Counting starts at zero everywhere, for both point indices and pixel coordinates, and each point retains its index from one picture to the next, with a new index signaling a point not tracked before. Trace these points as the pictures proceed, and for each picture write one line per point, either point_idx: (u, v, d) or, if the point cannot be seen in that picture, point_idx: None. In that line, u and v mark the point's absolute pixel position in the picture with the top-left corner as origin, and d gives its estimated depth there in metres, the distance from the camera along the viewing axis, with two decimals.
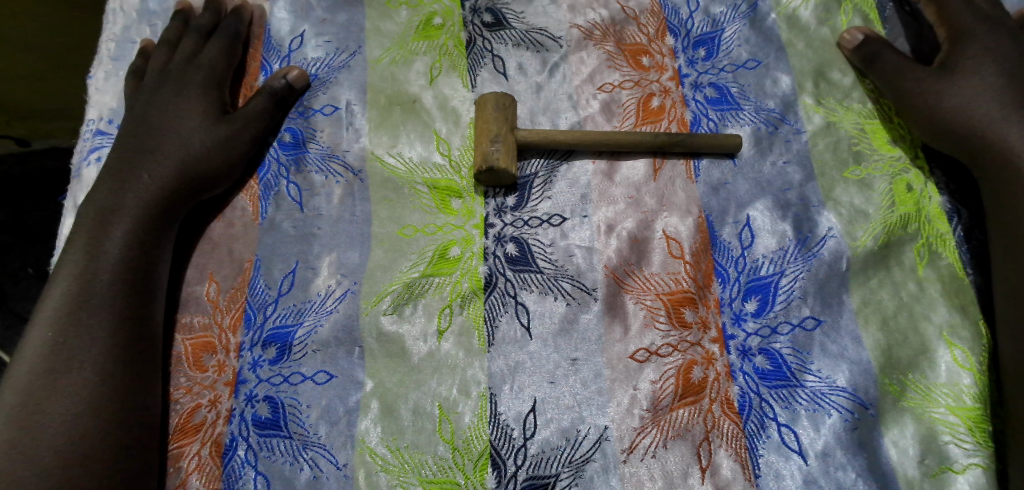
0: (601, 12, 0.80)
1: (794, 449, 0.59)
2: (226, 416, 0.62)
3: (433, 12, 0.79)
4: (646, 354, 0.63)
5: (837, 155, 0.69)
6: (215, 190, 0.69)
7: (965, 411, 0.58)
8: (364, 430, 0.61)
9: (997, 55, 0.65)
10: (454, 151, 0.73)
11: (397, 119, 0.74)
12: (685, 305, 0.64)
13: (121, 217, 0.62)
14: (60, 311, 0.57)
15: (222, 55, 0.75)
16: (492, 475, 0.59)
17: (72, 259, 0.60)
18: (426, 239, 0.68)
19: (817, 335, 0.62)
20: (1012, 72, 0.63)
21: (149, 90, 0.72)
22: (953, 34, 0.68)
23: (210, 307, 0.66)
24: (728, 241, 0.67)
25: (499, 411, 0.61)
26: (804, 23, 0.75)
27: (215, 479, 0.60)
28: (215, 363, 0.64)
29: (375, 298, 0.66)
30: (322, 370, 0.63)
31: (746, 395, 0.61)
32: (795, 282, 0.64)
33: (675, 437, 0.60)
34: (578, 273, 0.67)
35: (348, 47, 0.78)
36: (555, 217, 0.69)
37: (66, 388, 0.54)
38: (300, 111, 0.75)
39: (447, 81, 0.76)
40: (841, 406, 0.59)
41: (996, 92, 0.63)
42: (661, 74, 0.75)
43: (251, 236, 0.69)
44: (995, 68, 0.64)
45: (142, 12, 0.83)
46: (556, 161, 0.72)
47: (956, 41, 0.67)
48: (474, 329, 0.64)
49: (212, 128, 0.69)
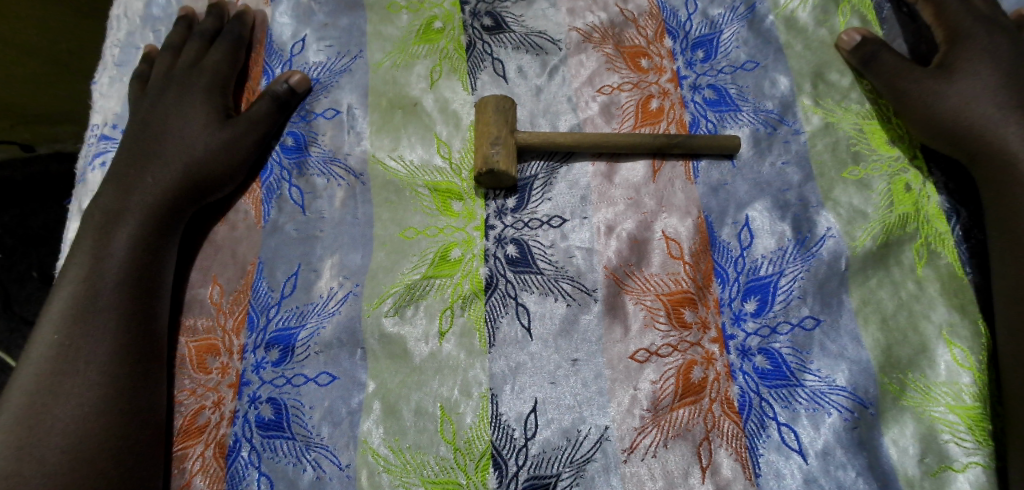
0: (600, 15, 0.80)
1: (794, 448, 0.59)
2: (230, 417, 0.62)
3: (433, 16, 0.80)
4: (646, 355, 0.63)
5: (836, 155, 0.69)
6: (219, 193, 0.70)
7: (966, 411, 0.58)
8: (367, 430, 0.61)
9: (994, 56, 0.65)
10: (455, 154, 0.74)
11: (398, 123, 0.75)
12: (685, 305, 0.65)
13: (126, 220, 0.63)
14: (67, 312, 0.58)
15: (225, 59, 0.76)
16: (494, 475, 0.59)
17: (78, 261, 0.61)
18: (427, 241, 0.69)
19: (817, 334, 0.62)
20: (1009, 74, 0.64)
21: (154, 95, 0.73)
22: (950, 35, 0.68)
23: (214, 309, 0.67)
24: (727, 242, 0.67)
25: (499, 412, 0.62)
26: (802, 24, 0.75)
27: (219, 480, 0.60)
28: (218, 365, 0.64)
29: (377, 300, 0.66)
30: (324, 371, 0.64)
31: (746, 394, 0.61)
32: (795, 282, 0.64)
33: (675, 437, 0.60)
34: (578, 274, 0.67)
35: (350, 51, 0.78)
36: (555, 219, 0.70)
37: (72, 389, 0.55)
38: (302, 114, 0.75)
39: (448, 84, 0.77)
40: (842, 405, 0.60)
41: (993, 92, 0.63)
42: (660, 76, 0.76)
43: (254, 239, 0.70)
44: (992, 68, 0.64)
45: (146, 18, 0.84)
46: (555, 163, 0.73)
47: (953, 42, 0.68)
48: (475, 330, 0.65)
49: (216, 132, 0.70)
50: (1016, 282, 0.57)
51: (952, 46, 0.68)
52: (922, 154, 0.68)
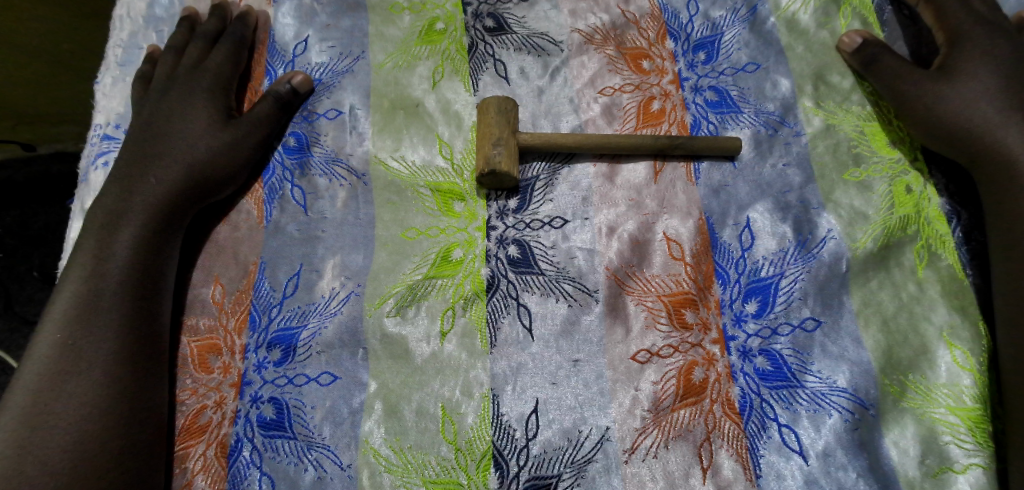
0: (601, 17, 0.80)
1: (794, 449, 0.59)
2: (231, 416, 0.62)
3: (435, 17, 0.80)
4: (647, 355, 0.64)
5: (837, 157, 0.69)
6: (221, 194, 0.70)
7: (966, 412, 0.58)
8: (368, 430, 0.62)
9: (994, 57, 0.65)
10: (456, 154, 0.74)
11: (400, 123, 0.75)
12: (686, 306, 0.65)
13: (129, 221, 0.63)
14: (69, 312, 0.58)
15: (227, 60, 0.76)
16: (495, 475, 0.59)
17: (80, 261, 0.61)
18: (428, 241, 0.69)
19: (817, 336, 0.63)
20: (1009, 75, 0.64)
21: (157, 96, 0.73)
22: (951, 37, 0.69)
23: (216, 309, 0.67)
24: (728, 243, 0.67)
25: (501, 412, 0.62)
26: (804, 26, 0.75)
27: (220, 479, 0.61)
28: (220, 365, 0.64)
29: (378, 300, 0.66)
30: (326, 371, 0.64)
31: (746, 395, 0.61)
32: (795, 283, 0.64)
33: (676, 438, 0.60)
34: (579, 274, 0.67)
35: (352, 52, 0.79)
36: (556, 219, 0.70)
37: (75, 388, 0.55)
38: (304, 115, 0.76)
39: (450, 85, 0.77)
40: (843, 406, 0.60)
41: (994, 93, 0.63)
42: (661, 78, 0.76)
43: (256, 239, 0.70)
44: (992, 70, 0.65)
45: (148, 18, 0.84)
46: (557, 164, 0.73)
47: (954, 43, 0.68)
48: (476, 330, 0.65)
49: (218, 132, 0.70)
50: (1015, 283, 0.57)
51: (953, 48, 0.68)
52: (922, 155, 0.68)
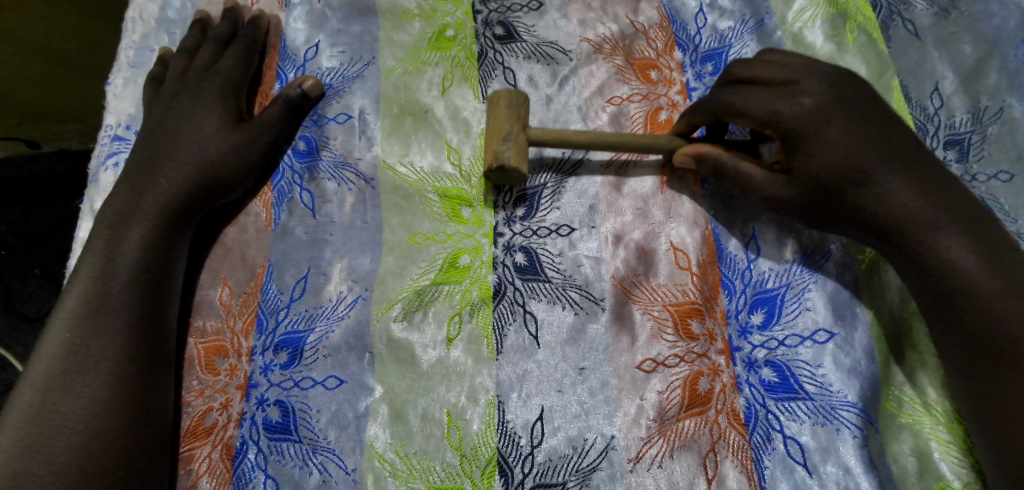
0: (610, 26, 0.81)
1: (799, 461, 0.60)
2: (237, 419, 0.63)
3: (445, 24, 0.81)
4: (653, 365, 0.64)
5: None
6: (230, 196, 0.70)
7: (956, 422, 0.57)
8: (373, 435, 0.62)
9: (835, 75, 0.61)
10: (464, 161, 0.74)
11: (408, 129, 0.76)
12: (693, 316, 0.65)
13: (138, 222, 0.64)
14: (77, 312, 0.58)
15: (239, 63, 0.77)
16: (500, 481, 0.60)
17: (90, 261, 0.61)
18: (436, 247, 0.70)
19: (828, 348, 0.62)
20: (825, 105, 0.59)
21: (168, 98, 0.73)
22: (729, 81, 0.65)
23: (223, 311, 0.67)
24: (734, 254, 0.68)
25: (506, 419, 0.62)
26: (809, 41, 0.76)
27: (226, 481, 0.61)
28: (227, 367, 0.65)
29: (385, 305, 0.67)
30: (332, 375, 0.64)
31: (752, 407, 0.62)
32: (801, 295, 0.65)
33: (681, 447, 0.60)
34: (586, 283, 0.68)
35: (362, 57, 0.79)
36: (563, 227, 0.70)
37: (82, 389, 0.55)
38: (313, 119, 0.76)
39: (459, 92, 0.77)
40: (851, 422, 0.59)
41: (790, 134, 0.60)
42: (669, 89, 0.77)
43: (264, 243, 0.70)
44: (800, 105, 0.59)
45: (160, 20, 0.85)
46: (565, 172, 0.73)
47: (723, 97, 0.64)
48: (483, 337, 0.65)
49: (228, 135, 0.70)
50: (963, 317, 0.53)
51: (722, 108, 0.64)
52: (830, 225, 0.61)
